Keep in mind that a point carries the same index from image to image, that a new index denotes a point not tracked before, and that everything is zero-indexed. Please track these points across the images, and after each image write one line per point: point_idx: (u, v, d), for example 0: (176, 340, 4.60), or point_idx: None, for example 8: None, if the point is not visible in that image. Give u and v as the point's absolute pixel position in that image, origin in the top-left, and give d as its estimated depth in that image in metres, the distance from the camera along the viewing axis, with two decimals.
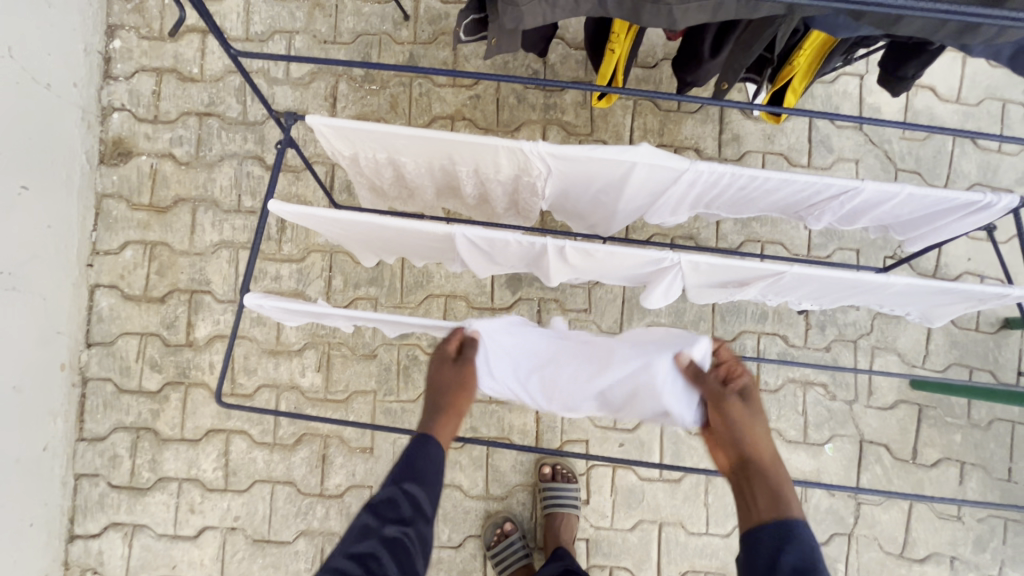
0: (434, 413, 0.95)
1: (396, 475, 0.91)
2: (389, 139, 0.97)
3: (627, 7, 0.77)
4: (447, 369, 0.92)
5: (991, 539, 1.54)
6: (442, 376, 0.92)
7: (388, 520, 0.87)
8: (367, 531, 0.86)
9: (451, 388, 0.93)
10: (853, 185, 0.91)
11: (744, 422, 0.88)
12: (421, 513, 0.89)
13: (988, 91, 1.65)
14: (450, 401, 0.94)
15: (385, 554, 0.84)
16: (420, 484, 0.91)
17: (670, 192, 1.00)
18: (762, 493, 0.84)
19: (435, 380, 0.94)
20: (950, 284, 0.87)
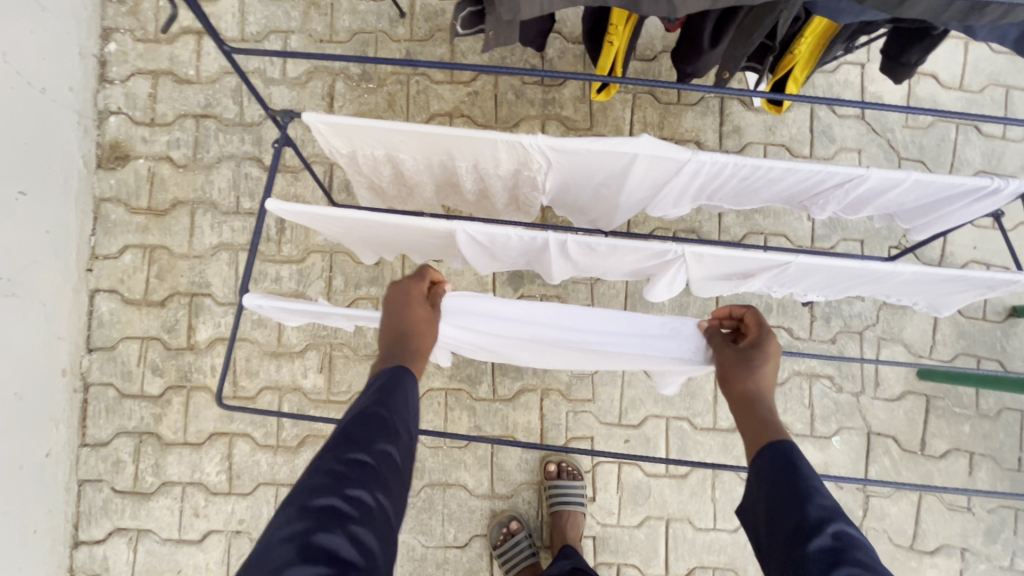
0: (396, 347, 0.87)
1: (376, 396, 0.83)
2: (387, 135, 0.96)
3: None
4: (411, 299, 0.91)
5: (1002, 530, 1.52)
6: (407, 308, 0.90)
7: (380, 434, 0.78)
8: (355, 440, 0.76)
9: (418, 320, 0.89)
10: (859, 172, 0.90)
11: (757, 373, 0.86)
12: (406, 431, 0.82)
13: (992, 77, 1.64)
14: (412, 332, 0.88)
15: (379, 465, 0.75)
16: (403, 404, 0.83)
17: (672, 184, 0.99)
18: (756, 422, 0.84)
19: (396, 314, 0.90)
20: (959, 272, 0.85)
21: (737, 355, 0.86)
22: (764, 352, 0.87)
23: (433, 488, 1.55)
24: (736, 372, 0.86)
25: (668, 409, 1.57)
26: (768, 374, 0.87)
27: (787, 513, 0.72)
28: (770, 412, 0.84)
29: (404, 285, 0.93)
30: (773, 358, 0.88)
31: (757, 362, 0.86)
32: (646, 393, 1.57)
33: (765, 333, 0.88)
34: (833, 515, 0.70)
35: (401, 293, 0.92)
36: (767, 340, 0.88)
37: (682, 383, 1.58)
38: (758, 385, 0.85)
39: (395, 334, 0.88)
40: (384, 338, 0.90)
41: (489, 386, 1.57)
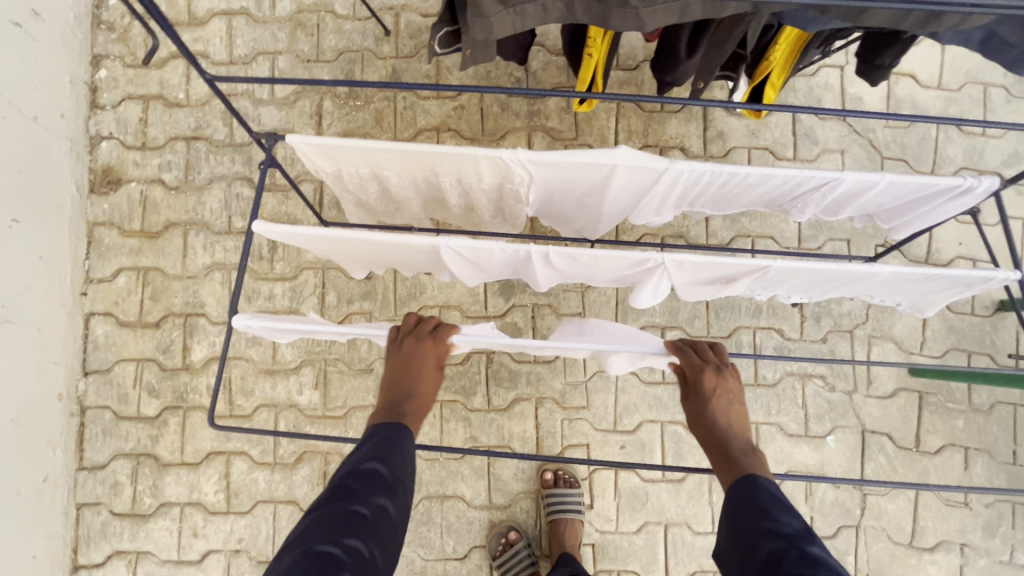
0: (402, 406, 0.91)
1: (375, 452, 0.86)
2: (371, 154, 0.98)
3: (596, 11, 0.78)
4: (424, 363, 0.90)
5: (1000, 524, 1.52)
6: (420, 373, 0.91)
7: (377, 489, 0.82)
8: (353, 493, 0.81)
9: (427, 387, 0.91)
10: (834, 176, 0.91)
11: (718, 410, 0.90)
12: (402, 487, 0.86)
13: (969, 75, 1.66)
14: (420, 397, 0.92)
15: (374, 519, 0.80)
16: (400, 461, 0.87)
17: (653, 192, 1.01)
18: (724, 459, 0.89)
19: (408, 375, 0.91)
20: (936, 271, 0.87)
21: (693, 399, 0.92)
22: (709, 393, 0.90)
23: (431, 501, 1.55)
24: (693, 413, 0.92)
25: (662, 413, 1.57)
26: (724, 411, 0.91)
27: (755, 551, 0.77)
28: (734, 448, 0.88)
29: (421, 347, 0.90)
30: (724, 391, 0.91)
31: (706, 404, 0.91)
32: (640, 398, 1.58)
33: (705, 371, 0.91)
34: (796, 542, 0.75)
35: (414, 350, 0.91)
36: (711, 378, 0.91)
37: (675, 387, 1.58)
38: (717, 426, 0.90)
39: (403, 392, 0.91)
40: (388, 387, 0.92)
41: (483, 397, 1.57)
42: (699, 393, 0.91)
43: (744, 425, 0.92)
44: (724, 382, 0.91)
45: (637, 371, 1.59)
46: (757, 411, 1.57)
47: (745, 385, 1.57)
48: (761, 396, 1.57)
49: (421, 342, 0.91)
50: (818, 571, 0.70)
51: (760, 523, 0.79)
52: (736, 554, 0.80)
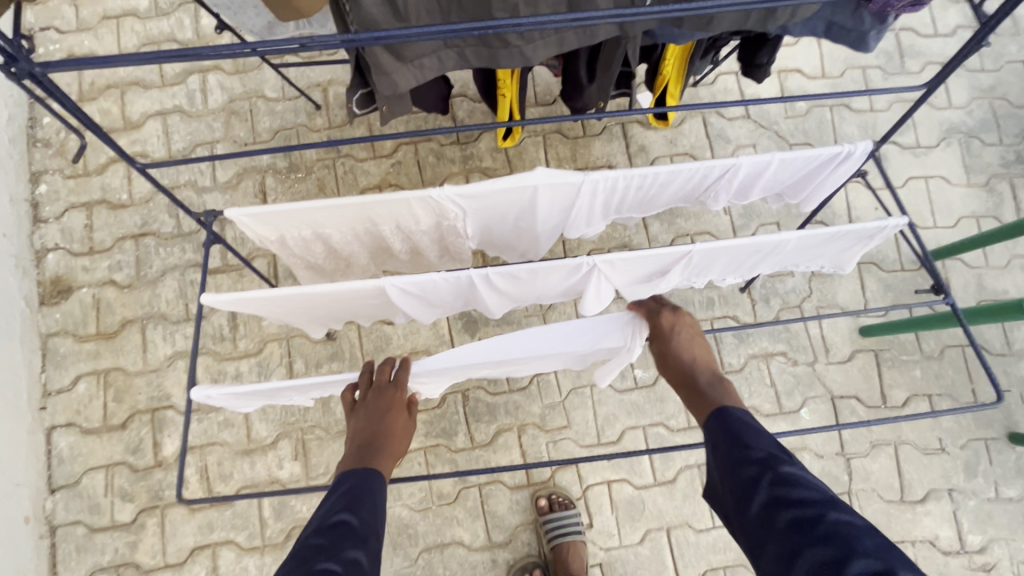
0: (374, 453, 0.95)
1: (345, 503, 0.88)
2: (310, 215, 1.04)
3: (485, 56, 0.87)
4: (393, 406, 0.98)
5: (979, 463, 1.57)
6: (389, 420, 0.97)
7: (344, 542, 0.81)
8: (323, 551, 0.79)
9: (398, 428, 0.97)
10: (730, 163, 1.02)
11: (681, 348, 1.03)
12: (373, 537, 0.86)
13: (848, 62, 1.85)
14: (390, 443, 0.97)
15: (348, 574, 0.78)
16: (369, 509, 0.88)
17: (578, 205, 1.08)
18: (693, 392, 0.99)
19: (379, 423, 0.96)
20: (835, 229, 0.96)
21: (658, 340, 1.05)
22: (671, 334, 1.03)
23: (431, 552, 1.51)
24: (661, 353, 1.04)
25: (642, 418, 1.60)
26: (687, 344, 1.03)
27: (735, 475, 0.83)
28: (702, 381, 0.98)
29: (388, 395, 0.98)
30: (684, 329, 1.04)
31: (669, 342, 1.03)
32: (618, 407, 1.61)
33: (664, 313, 1.04)
34: (771, 463, 0.81)
35: (378, 392, 0.99)
36: (671, 317, 1.04)
37: (649, 390, 1.62)
38: (683, 360, 1.02)
39: (371, 441, 0.95)
40: (356, 436, 0.96)
41: (465, 435, 1.58)
42: (662, 334, 1.04)
43: (706, 361, 1.03)
44: (679, 319, 1.04)
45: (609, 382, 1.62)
46: None
47: None
48: (730, 383, 1.62)
49: (388, 389, 0.99)
50: (792, 489, 0.77)
51: (736, 449, 0.85)
52: (719, 478, 0.86)
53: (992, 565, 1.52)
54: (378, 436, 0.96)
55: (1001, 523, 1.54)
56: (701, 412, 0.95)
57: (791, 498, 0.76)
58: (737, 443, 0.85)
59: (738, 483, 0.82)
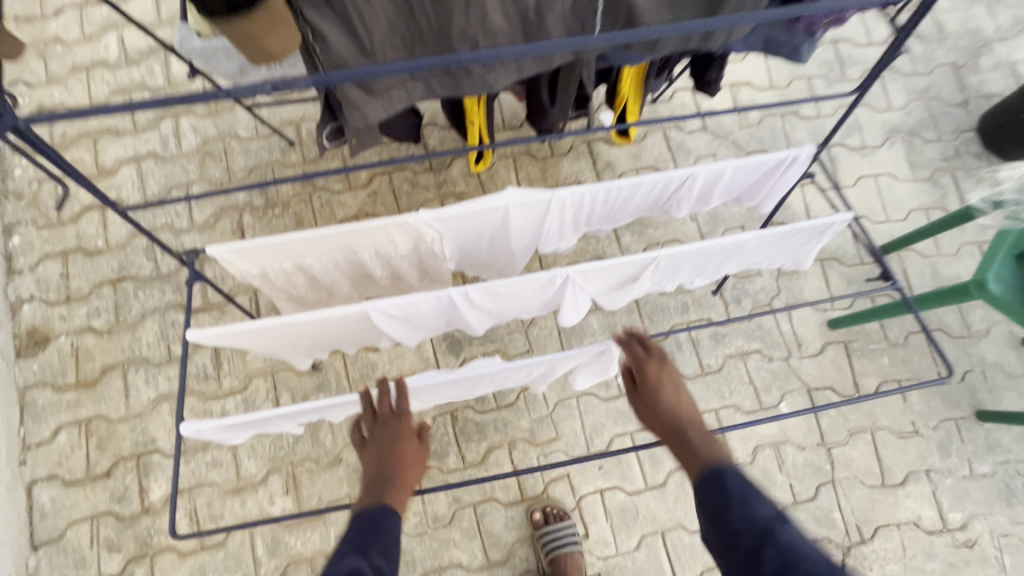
0: (387, 488, 0.95)
1: (356, 544, 0.87)
2: (290, 247, 1.07)
3: (450, 86, 0.94)
4: (400, 437, 0.99)
5: (952, 442, 1.64)
6: (398, 449, 0.98)
7: None
8: None
9: (408, 458, 0.98)
10: (687, 173, 1.09)
11: (670, 400, 1.00)
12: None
13: (793, 73, 1.97)
14: (402, 473, 0.98)
15: None
16: (382, 550, 0.88)
17: (549, 220, 1.14)
18: (685, 449, 0.97)
19: (388, 455, 0.98)
20: (787, 227, 1.03)
21: (644, 393, 1.02)
22: (658, 386, 1.01)
23: None
24: (648, 406, 1.02)
25: (628, 424, 1.64)
26: (673, 396, 1.00)
27: (735, 536, 0.83)
28: (694, 436, 0.96)
29: (393, 426, 0.99)
30: (670, 378, 1.01)
31: (656, 395, 1.00)
32: (604, 415, 1.64)
33: (649, 363, 1.02)
34: (772, 527, 0.82)
35: (385, 424, 0.99)
36: (653, 369, 1.01)
37: None
38: (671, 414, 0.99)
39: (382, 475, 0.96)
40: (368, 474, 0.97)
41: (457, 456, 1.59)
42: (649, 386, 1.01)
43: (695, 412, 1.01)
44: (664, 368, 1.02)
45: (595, 392, 1.66)
46: (712, 398, 1.67)
47: (694, 377, 1.68)
48: (710, 383, 1.68)
49: (392, 419, 1.00)
50: (793, 553, 0.78)
51: (736, 512, 0.85)
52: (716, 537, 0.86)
53: (975, 541, 1.56)
54: (390, 469, 0.97)
55: (979, 499, 1.59)
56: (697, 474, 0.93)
57: (791, 562, 0.77)
58: (735, 504, 0.86)
59: (731, 539, 0.84)
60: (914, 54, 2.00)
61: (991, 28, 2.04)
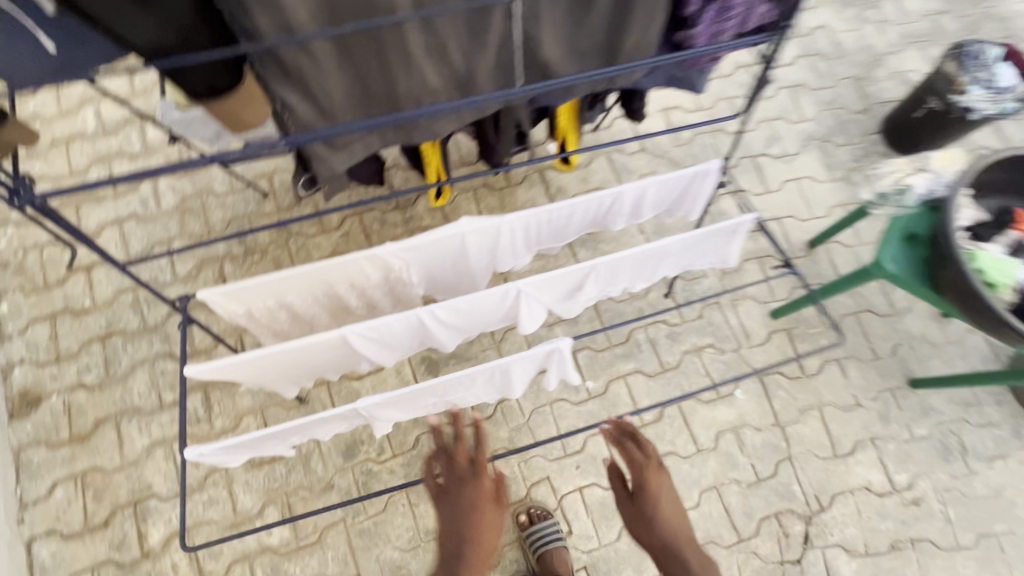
0: (463, 548, 1.09)
1: None
2: (273, 286, 1.20)
3: (403, 136, 1.09)
4: (478, 497, 1.11)
5: (891, 410, 1.81)
6: (477, 511, 1.10)
7: None
8: None
9: (485, 517, 1.11)
10: (615, 191, 1.26)
11: (664, 515, 1.19)
12: None
13: (716, 96, 2.21)
14: (478, 534, 1.10)
15: None
16: None
17: (502, 242, 1.29)
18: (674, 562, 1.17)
19: (465, 515, 1.10)
20: (703, 230, 1.20)
21: (640, 508, 1.20)
22: (654, 501, 1.19)
23: None
24: (644, 515, 1.20)
25: (600, 424, 1.76)
26: (668, 499, 1.21)
27: None
28: (684, 553, 1.16)
29: (473, 487, 1.11)
30: (666, 493, 1.20)
31: (652, 509, 1.19)
32: (577, 418, 1.77)
33: (649, 477, 1.20)
34: None
35: (462, 480, 1.12)
36: (652, 477, 1.20)
37: (601, 398, 1.79)
38: (664, 530, 1.19)
39: (457, 536, 1.10)
40: (445, 530, 1.11)
41: None
42: (647, 500, 1.19)
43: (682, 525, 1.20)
44: (660, 482, 1.20)
45: (566, 397, 1.79)
46: (674, 392, 1.81)
47: (655, 374, 1.82)
48: (670, 378, 1.82)
49: (472, 477, 1.12)
50: None
51: None
52: None
53: (921, 499, 1.71)
54: (467, 526, 1.09)
55: (920, 459, 1.75)
56: None
57: None
58: None
59: None
60: (818, 72, 2.27)
61: (882, 44, 2.32)
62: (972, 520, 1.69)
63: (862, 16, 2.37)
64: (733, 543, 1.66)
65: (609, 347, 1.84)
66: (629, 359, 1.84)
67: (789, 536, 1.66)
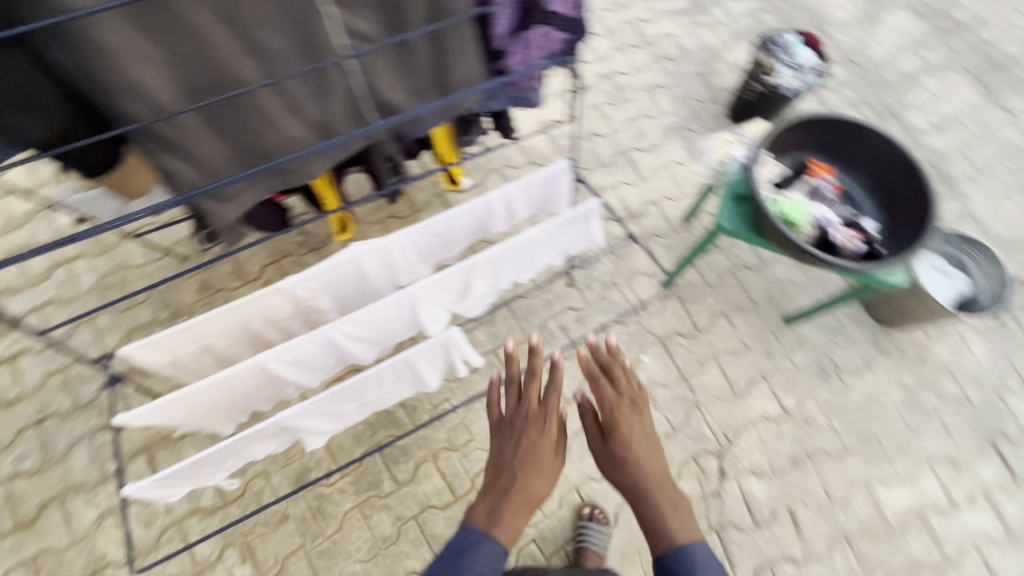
0: (512, 473, 1.11)
1: (468, 520, 1.07)
2: (192, 332, 1.32)
3: (282, 183, 1.26)
4: (533, 430, 1.16)
5: (773, 347, 2.08)
6: (528, 442, 1.15)
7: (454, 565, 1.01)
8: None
9: (541, 452, 1.14)
10: (483, 200, 1.47)
11: (641, 451, 1.19)
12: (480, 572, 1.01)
13: (585, 105, 2.50)
14: (519, 463, 1.12)
15: None
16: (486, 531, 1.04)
17: (395, 259, 1.47)
18: (650, 500, 1.13)
19: (518, 445, 1.15)
20: (558, 219, 1.42)
21: (612, 440, 1.21)
22: (628, 435, 1.19)
23: None
24: (621, 448, 1.19)
25: None
26: (640, 438, 1.20)
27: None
28: (659, 492, 1.14)
29: (526, 424, 1.17)
30: (641, 430, 1.22)
31: (627, 444, 1.19)
32: None
33: (625, 411, 1.23)
34: None
35: (532, 415, 1.18)
36: (627, 414, 1.23)
37: None
38: (638, 466, 1.16)
39: (500, 464, 1.13)
40: (493, 459, 1.15)
41: (390, 479, 1.81)
42: (621, 434, 1.20)
43: (662, 470, 1.18)
44: (635, 419, 1.23)
45: None
46: None
47: (570, 355, 2.02)
48: None
49: (527, 414, 1.18)
50: None
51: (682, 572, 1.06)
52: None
53: (810, 417, 1.98)
54: (524, 459, 1.13)
55: (803, 384, 2.03)
56: (655, 521, 1.11)
57: None
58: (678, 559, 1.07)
59: None
60: (668, 72, 2.61)
61: (716, 42, 2.70)
62: (854, 426, 1.97)
63: (696, 21, 2.75)
64: None
65: (526, 339, 2.04)
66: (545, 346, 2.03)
67: (707, 472, 1.88)
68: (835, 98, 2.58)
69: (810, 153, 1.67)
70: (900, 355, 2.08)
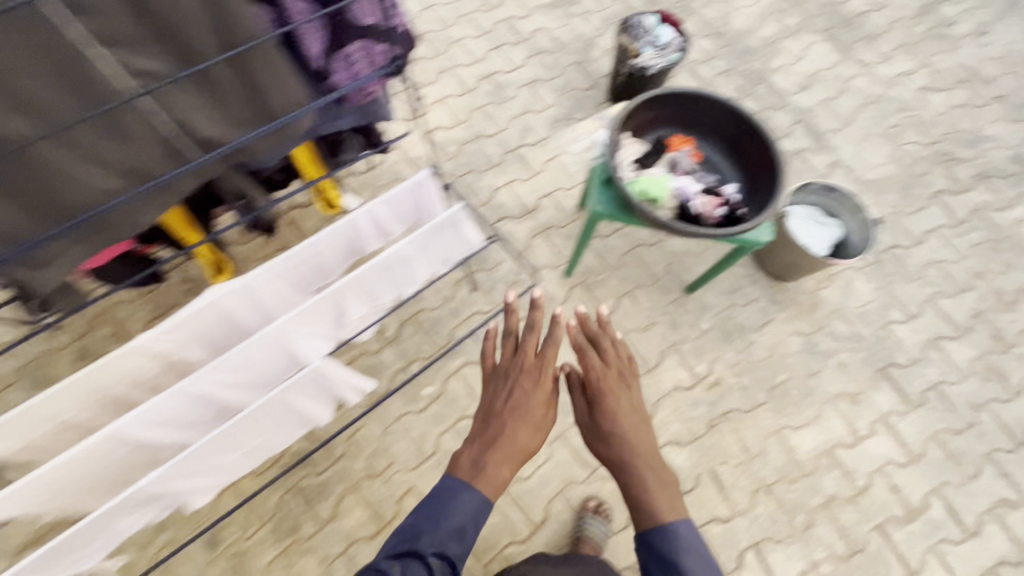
0: (499, 423, 1.14)
1: (454, 468, 1.11)
2: (37, 412, 1.20)
3: (110, 238, 1.18)
4: (522, 385, 1.18)
5: (679, 318, 2.15)
6: (518, 399, 1.16)
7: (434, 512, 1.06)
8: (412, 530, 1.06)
9: (531, 406, 1.16)
10: (346, 220, 1.43)
11: (628, 421, 1.19)
12: (458, 523, 1.06)
13: (469, 108, 2.49)
14: (507, 417, 1.14)
15: (431, 534, 1.05)
16: (469, 482, 1.08)
17: (261, 296, 1.41)
18: (640, 468, 1.13)
19: (506, 400, 1.17)
20: (422, 230, 1.40)
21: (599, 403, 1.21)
22: (616, 406, 1.20)
23: None
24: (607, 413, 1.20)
25: (446, 422, 1.91)
26: (629, 411, 1.20)
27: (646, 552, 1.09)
28: (645, 464, 1.14)
29: (519, 378, 1.19)
30: (632, 400, 1.22)
31: (613, 411, 1.19)
32: (425, 425, 1.90)
33: (615, 380, 1.23)
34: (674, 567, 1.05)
35: (526, 367, 1.20)
36: (618, 383, 1.23)
37: (441, 398, 1.93)
38: (624, 435, 1.17)
39: (489, 416, 1.16)
40: (483, 409, 1.18)
41: (311, 520, 1.75)
42: (608, 402, 1.21)
43: (652, 445, 1.18)
44: (624, 389, 1.23)
45: (409, 409, 1.91)
46: None
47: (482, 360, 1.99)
48: None
49: (515, 372, 1.20)
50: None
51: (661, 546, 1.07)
52: (639, 545, 1.10)
53: (720, 379, 2.05)
54: (515, 411, 1.15)
55: (710, 349, 2.10)
56: (639, 489, 1.12)
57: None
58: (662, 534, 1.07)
59: (646, 550, 1.09)
60: (547, 65, 2.65)
61: (589, 31, 2.76)
62: (761, 381, 2.06)
63: (569, 12, 2.80)
64: (587, 476, 1.88)
65: (436, 351, 2.01)
66: (456, 355, 2.00)
67: None
68: (707, 71, 2.69)
69: (668, 129, 1.73)
70: (796, 306, 2.19)
